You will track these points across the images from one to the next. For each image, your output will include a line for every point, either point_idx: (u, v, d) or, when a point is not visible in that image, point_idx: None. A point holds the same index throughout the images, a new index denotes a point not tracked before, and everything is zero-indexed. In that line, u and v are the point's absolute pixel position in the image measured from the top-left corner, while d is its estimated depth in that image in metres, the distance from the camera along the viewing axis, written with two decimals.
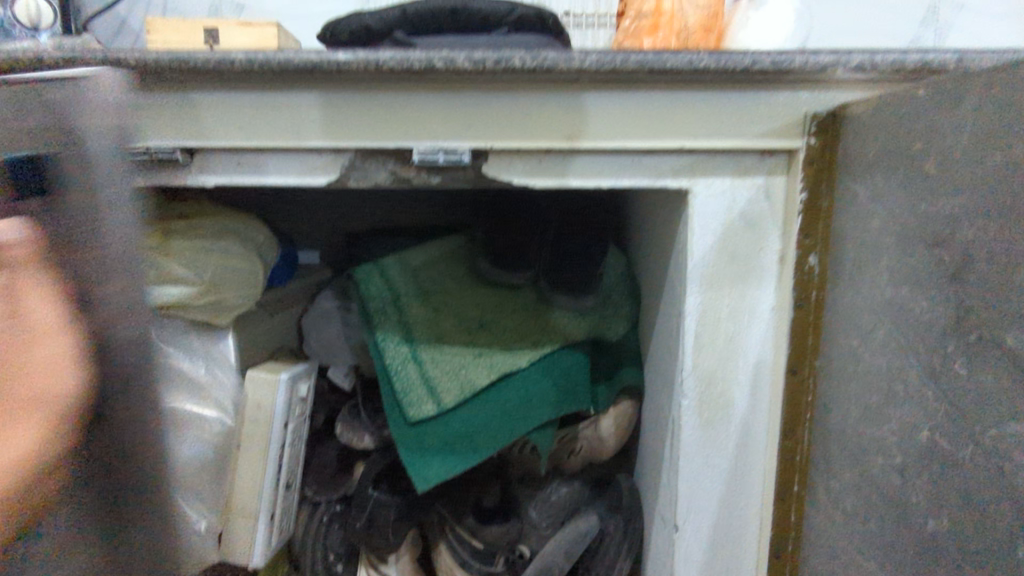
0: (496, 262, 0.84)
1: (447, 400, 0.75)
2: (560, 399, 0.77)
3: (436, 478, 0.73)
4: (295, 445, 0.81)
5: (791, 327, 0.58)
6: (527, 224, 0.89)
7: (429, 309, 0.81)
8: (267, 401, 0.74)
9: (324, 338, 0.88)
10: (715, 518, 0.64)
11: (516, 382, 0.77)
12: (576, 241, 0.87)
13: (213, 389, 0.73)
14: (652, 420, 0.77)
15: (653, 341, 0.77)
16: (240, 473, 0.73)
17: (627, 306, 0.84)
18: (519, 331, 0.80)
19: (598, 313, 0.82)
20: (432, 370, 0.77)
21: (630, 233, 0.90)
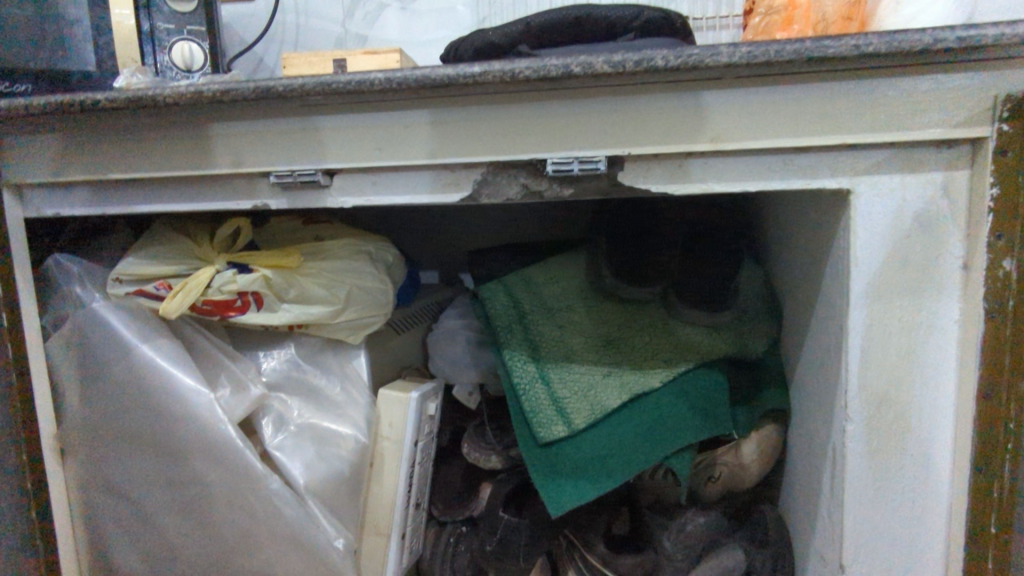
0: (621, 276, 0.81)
1: (579, 421, 0.73)
2: (700, 422, 0.72)
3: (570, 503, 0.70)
4: (424, 464, 0.81)
5: (982, 344, 0.50)
6: (655, 234, 0.84)
7: (555, 327, 0.79)
8: (398, 418, 0.75)
9: (448, 356, 0.88)
10: (890, 560, 0.56)
11: (650, 404, 0.74)
12: (707, 253, 0.81)
13: (349, 406, 0.74)
14: (801, 447, 0.70)
15: (801, 359, 0.70)
16: (375, 488, 0.75)
17: (767, 323, 0.77)
18: (650, 349, 0.76)
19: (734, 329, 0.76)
20: (561, 390, 0.75)
21: (767, 240, 0.84)
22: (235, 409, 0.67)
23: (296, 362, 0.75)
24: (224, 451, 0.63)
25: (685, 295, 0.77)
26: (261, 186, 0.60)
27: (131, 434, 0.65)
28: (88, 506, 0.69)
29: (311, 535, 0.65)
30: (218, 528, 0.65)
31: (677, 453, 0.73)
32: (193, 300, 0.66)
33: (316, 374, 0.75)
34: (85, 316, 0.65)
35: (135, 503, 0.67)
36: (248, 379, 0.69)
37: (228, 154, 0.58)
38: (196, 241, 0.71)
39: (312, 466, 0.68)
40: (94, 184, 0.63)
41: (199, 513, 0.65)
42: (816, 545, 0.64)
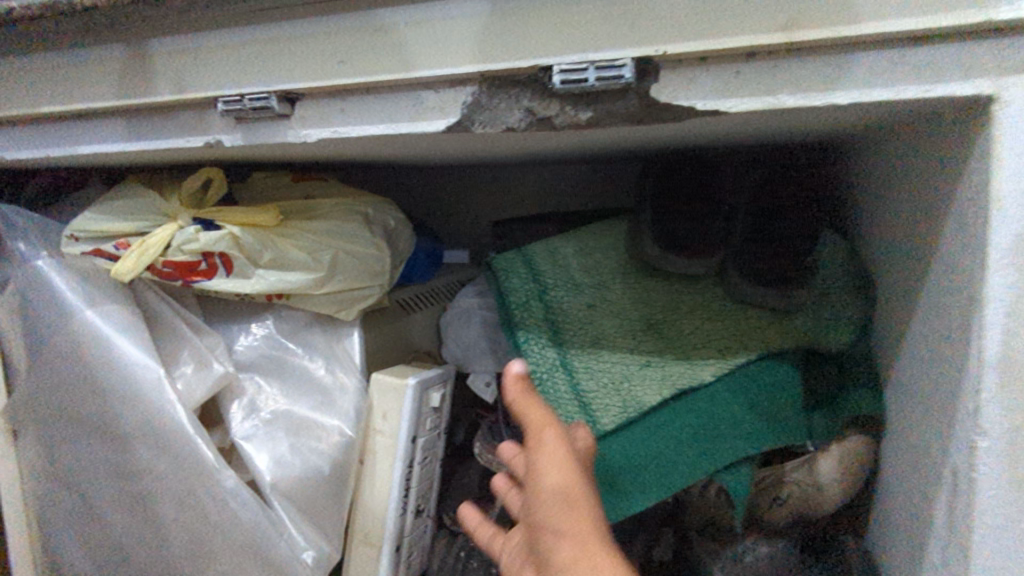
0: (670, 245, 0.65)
1: (606, 422, 0.59)
2: (762, 428, 0.56)
3: None
4: (428, 465, 0.69)
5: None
6: (710, 199, 0.69)
7: (583, 306, 0.65)
8: (392, 410, 0.62)
9: (463, 341, 0.76)
10: None
11: (697, 401, 0.58)
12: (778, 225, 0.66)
13: (336, 392, 0.63)
14: (900, 467, 0.53)
15: (902, 353, 0.53)
16: (364, 491, 0.63)
17: (862, 300, 0.58)
18: (700, 335, 0.61)
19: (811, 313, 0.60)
20: (586, 383, 0.61)
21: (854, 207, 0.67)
22: (194, 391, 0.57)
23: (275, 341, 0.64)
24: (171, 438, 0.53)
25: (748, 270, 0.62)
26: (213, 118, 0.50)
27: (75, 414, 0.56)
28: (38, 494, 0.60)
29: (272, 544, 0.54)
30: (166, 529, 0.55)
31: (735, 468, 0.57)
32: (151, 261, 0.57)
33: (298, 354, 0.64)
34: (26, 278, 0.56)
35: (81, 494, 0.58)
36: (212, 355, 0.59)
37: (169, 77, 0.48)
38: (165, 196, 0.62)
39: (281, 462, 0.57)
40: (40, 123, 0.55)
41: (143, 511, 0.55)
42: None
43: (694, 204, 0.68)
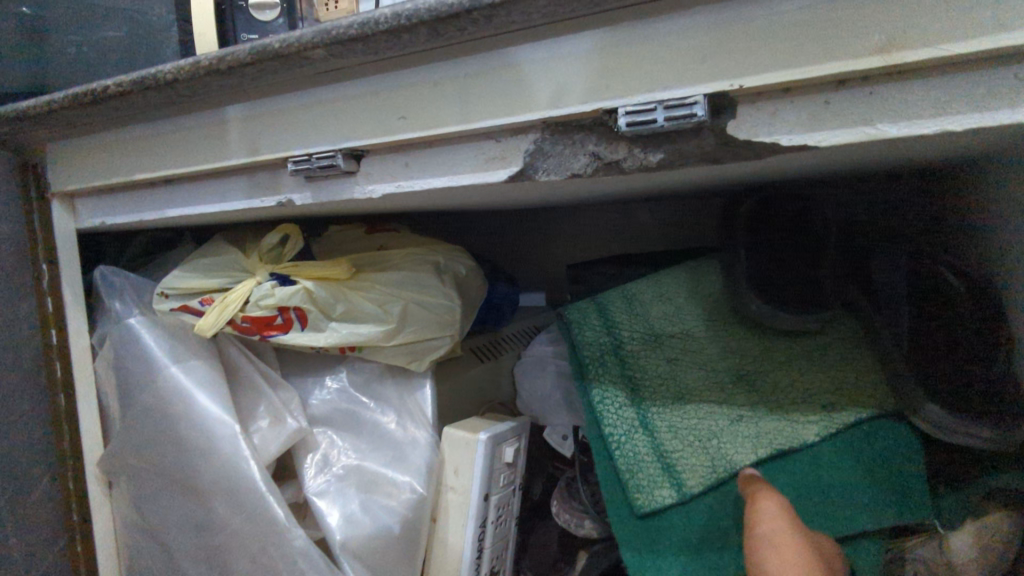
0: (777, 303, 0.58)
1: (692, 482, 0.54)
2: (880, 502, 0.51)
3: None
4: (503, 524, 0.65)
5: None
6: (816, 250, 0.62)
7: (663, 360, 0.60)
8: (465, 465, 0.60)
9: (538, 390, 0.73)
10: None
11: (802, 471, 0.52)
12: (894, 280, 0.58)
13: (408, 446, 0.61)
14: None
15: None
16: (437, 549, 0.61)
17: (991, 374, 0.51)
18: (796, 391, 0.55)
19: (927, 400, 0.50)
20: (669, 442, 0.56)
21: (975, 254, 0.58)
22: (268, 445, 0.57)
23: (347, 393, 0.64)
24: (245, 495, 0.54)
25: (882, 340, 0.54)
26: (285, 178, 0.51)
27: (160, 466, 0.58)
28: (127, 543, 0.63)
29: None
30: None
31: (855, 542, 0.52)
32: (232, 315, 0.58)
33: (370, 406, 0.63)
34: (120, 336, 0.60)
35: (164, 546, 0.59)
36: (287, 410, 0.60)
37: (245, 140, 0.50)
38: (244, 252, 0.64)
39: (352, 519, 0.56)
40: (134, 189, 0.58)
41: (216, 566, 0.56)
42: None
43: (796, 266, 0.61)
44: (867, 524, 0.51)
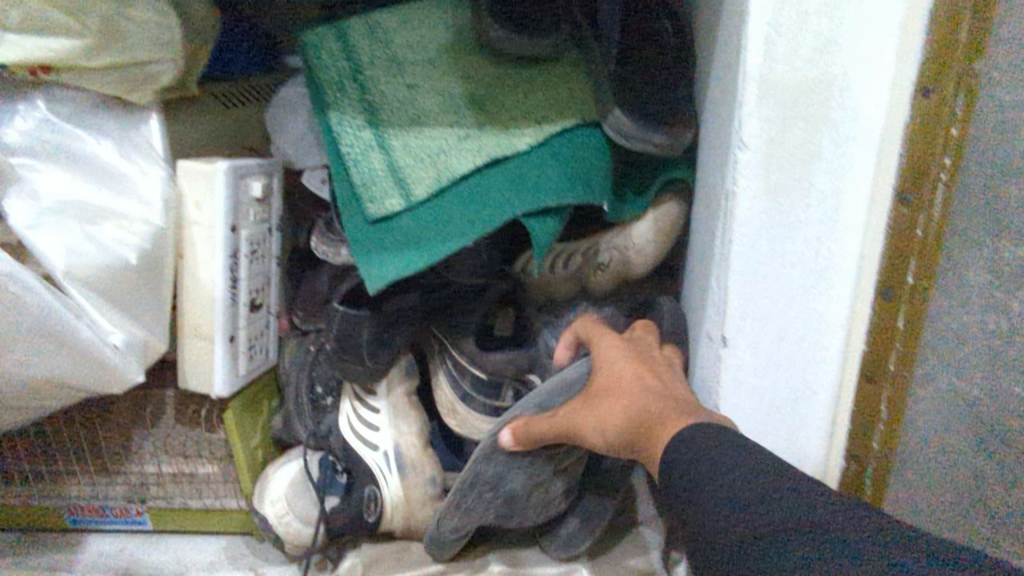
0: (516, 19, 0.57)
1: (419, 191, 0.56)
2: (565, 185, 0.55)
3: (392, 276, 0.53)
4: (261, 261, 0.67)
5: (927, 34, 0.38)
6: None
7: (403, 86, 0.61)
8: (206, 199, 0.59)
9: (290, 134, 0.71)
10: (790, 330, 0.45)
11: (512, 170, 0.56)
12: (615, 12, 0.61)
13: (136, 179, 0.58)
14: (700, 214, 0.58)
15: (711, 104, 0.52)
16: (186, 282, 0.62)
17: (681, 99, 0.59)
18: (521, 108, 0.59)
19: (633, 108, 0.56)
20: (403, 159, 0.58)
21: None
22: None
23: (51, 124, 0.56)
24: None
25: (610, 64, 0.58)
26: None
27: None
28: None
29: (69, 328, 0.50)
30: None
31: (537, 219, 0.55)
32: None
33: (83, 139, 0.57)
34: None
35: None
36: None
37: None
38: None
39: (76, 250, 0.52)
40: None
41: None
42: (705, 326, 0.53)
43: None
44: (554, 200, 0.55)
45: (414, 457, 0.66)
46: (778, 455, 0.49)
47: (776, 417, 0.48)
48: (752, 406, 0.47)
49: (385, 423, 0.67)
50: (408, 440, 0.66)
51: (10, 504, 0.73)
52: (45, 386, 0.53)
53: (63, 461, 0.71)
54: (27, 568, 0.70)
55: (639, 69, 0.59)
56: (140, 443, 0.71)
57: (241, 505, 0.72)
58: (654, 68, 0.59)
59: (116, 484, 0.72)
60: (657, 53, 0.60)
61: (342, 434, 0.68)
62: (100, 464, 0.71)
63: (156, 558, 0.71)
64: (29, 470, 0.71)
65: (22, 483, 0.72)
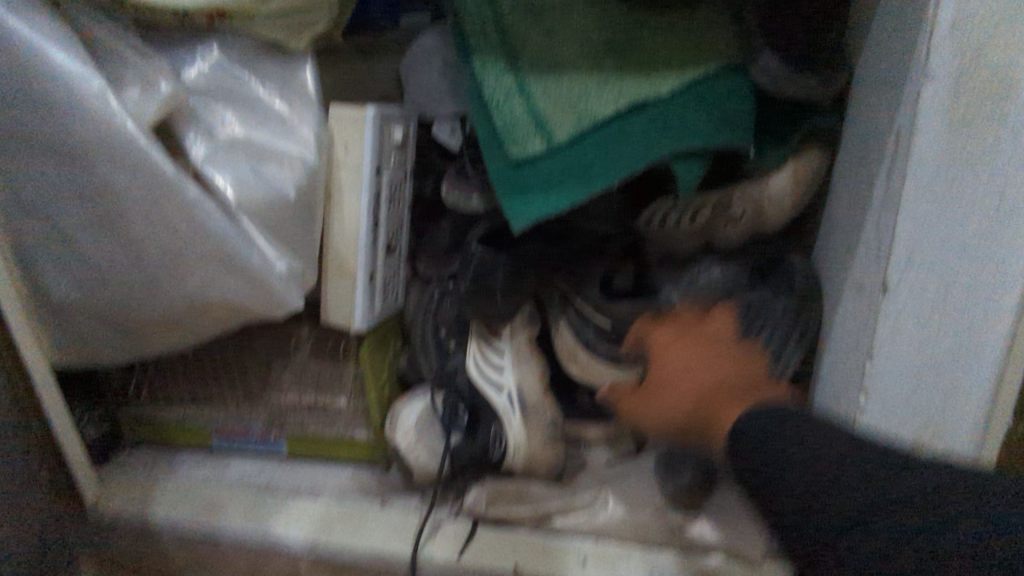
0: None
1: (561, 134, 0.57)
2: (710, 129, 0.55)
3: (537, 213, 0.56)
4: (397, 206, 0.70)
5: None
6: None
7: (541, 27, 0.60)
8: (355, 141, 0.63)
9: (423, 84, 0.72)
10: (966, 279, 0.43)
11: (654, 114, 0.56)
12: None
13: (294, 120, 0.61)
14: (847, 166, 0.56)
15: (879, 47, 0.50)
16: (333, 222, 0.65)
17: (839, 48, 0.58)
18: (663, 50, 0.58)
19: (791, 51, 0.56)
20: (544, 103, 0.58)
21: None
22: (143, 110, 0.53)
23: (223, 67, 0.60)
24: (129, 157, 0.51)
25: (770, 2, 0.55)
26: None
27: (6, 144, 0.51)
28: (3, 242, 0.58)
29: (241, 255, 0.55)
30: (148, 260, 0.55)
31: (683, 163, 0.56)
32: None
33: (250, 83, 0.61)
34: None
35: (50, 220, 0.54)
36: (157, 74, 0.55)
37: None
38: None
39: (244, 182, 0.57)
40: None
41: (122, 230, 0.54)
42: (853, 275, 0.52)
43: None
44: (699, 143, 0.55)
45: (535, 400, 0.68)
46: (934, 417, 0.46)
47: (935, 373, 0.45)
48: (912, 357, 0.46)
49: (509, 366, 0.69)
50: (529, 384, 0.69)
51: (167, 423, 0.81)
52: (218, 308, 0.58)
53: (215, 385, 0.78)
54: (183, 479, 0.77)
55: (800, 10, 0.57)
56: (281, 372, 0.77)
57: (369, 438, 0.77)
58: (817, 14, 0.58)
59: (258, 409, 0.78)
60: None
61: (467, 374, 0.71)
62: (246, 390, 0.78)
63: (293, 480, 0.77)
64: (187, 392, 0.79)
65: (177, 403, 0.79)
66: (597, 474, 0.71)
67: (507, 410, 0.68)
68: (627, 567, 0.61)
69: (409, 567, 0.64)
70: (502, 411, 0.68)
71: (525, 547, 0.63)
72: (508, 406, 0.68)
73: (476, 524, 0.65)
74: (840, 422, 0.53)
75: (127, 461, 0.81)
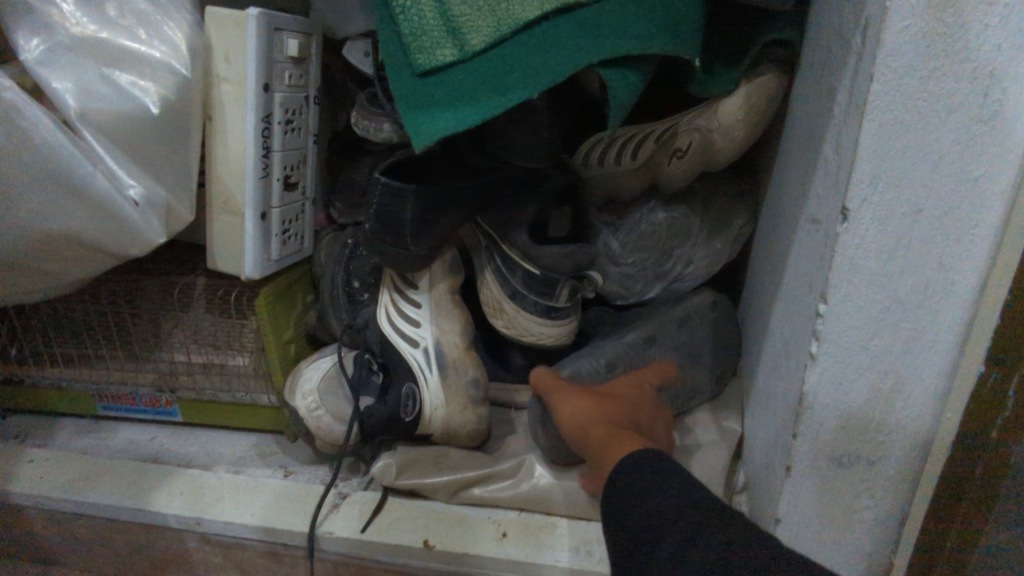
0: None
1: (476, 42, 0.47)
2: (651, 31, 0.46)
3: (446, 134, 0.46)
4: (296, 134, 0.60)
5: None
6: None
7: None
8: (235, 51, 0.53)
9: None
10: (934, 202, 0.36)
11: (586, 14, 0.46)
12: None
13: (159, 20, 0.50)
14: (807, 86, 0.49)
15: None
16: (215, 150, 0.56)
17: None
18: None
19: None
20: (457, 5, 0.48)
21: None
22: None
23: None
24: None
25: None
26: None
27: None
28: None
29: (85, 176, 0.46)
30: None
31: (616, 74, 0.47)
32: None
33: None
34: None
35: None
36: None
37: None
38: None
39: (90, 93, 0.47)
40: None
41: None
42: (809, 208, 0.45)
43: None
44: (636, 46, 0.45)
45: (456, 357, 0.61)
46: (894, 360, 0.41)
47: (896, 312, 0.39)
48: (868, 298, 0.39)
49: (426, 318, 0.61)
50: (450, 340, 0.61)
51: (41, 385, 0.71)
52: (64, 245, 0.49)
53: (94, 343, 0.68)
54: (59, 449, 0.67)
55: None
56: (170, 329, 0.67)
57: (273, 402, 0.68)
58: None
59: (145, 372, 0.68)
60: None
61: (379, 328, 0.63)
62: (131, 350, 0.68)
63: (185, 449, 0.68)
64: (61, 351, 0.69)
65: (52, 364, 0.69)
66: (527, 439, 0.64)
67: (427, 366, 0.60)
68: (552, 541, 0.55)
69: (307, 545, 0.56)
70: (418, 368, 0.60)
71: (439, 521, 0.56)
72: (428, 363, 0.60)
73: (386, 494, 0.59)
74: (788, 374, 0.47)
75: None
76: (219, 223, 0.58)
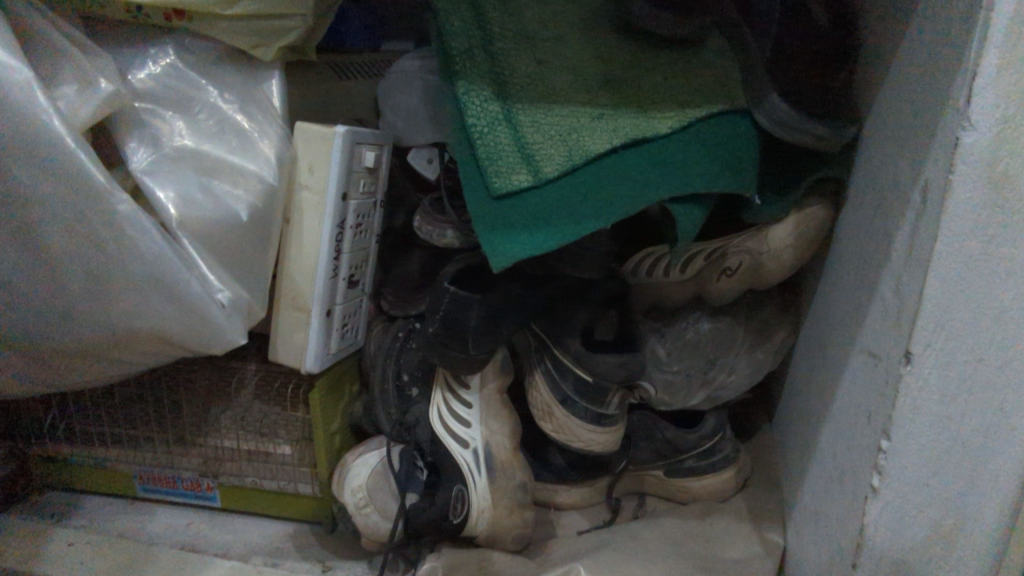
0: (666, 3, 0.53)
1: (550, 170, 0.51)
2: (712, 171, 0.51)
3: (520, 252, 0.49)
4: (363, 236, 0.64)
5: None
6: None
7: (533, 61, 0.56)
8: (321, 162, 0.57)
9: (401, 109, 0.67)
10: (992, 351, 0.39)
11: (653, 154, 0.51)
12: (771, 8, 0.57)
13: (254, 135, 0.55)
14: (857, 223, 0.52)
15: (899, 96, 0.46)
16: (290, 250, 0.59)
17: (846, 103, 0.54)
18: (660, 89, 0.54)
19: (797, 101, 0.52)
20: (532, 136, 0.53)
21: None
22: (76, 111, 0.47)
23: (177, 72, 0.54)
24: (52, 160, 0.44)
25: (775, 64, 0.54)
26: None
27: None
28: None
29: (181, 279, 0.48)
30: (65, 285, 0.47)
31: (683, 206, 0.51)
32: None
33: (207, 89, 0.55)
34: None
35: None
36: (98, 72, 0.48)
37: None
38: None
39: (190, 200, 0.51)
40: None
41: (27, 242, 0.46)
42: (863, 340, 0.47)
43: None
44: (700, 183, 0.50)
45: (505, 458, 0.61)
46: (954, 498, 0.42)
47: (956, 451, 0.41)
48: (932, 437, 0.41)
49: (477, 420, 0.62)
50: (499, 441, 0.62)
51: (84, 464, 0.71)
52: (148, 340, 0.51)
53: (142, 425, 0.69)
54: (97, 533, 0.67)
55: (805, 70, 0.54)
56: (219, 415, 0.68)
57: (315, 493, 0.68)
58: (822, 69, 0.54)
59: (191, 457, 0.69)
60: (821, 56, 0.55)
61: (431, 427, 0.64)
62: (179, 435, 0.69)
63: (224, 538, 0.68)
64: (108, 432, 0.69)
65: (98, 445, 0.70)
66: (570, 544, 0.63)
67: (477, 469, 0.61)
68: None
69: None
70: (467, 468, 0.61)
71: None
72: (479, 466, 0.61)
73: None
74: (843, 501, 0.47)
75: (35, 511, 0.71)
76: (283, 319, 0.60)
